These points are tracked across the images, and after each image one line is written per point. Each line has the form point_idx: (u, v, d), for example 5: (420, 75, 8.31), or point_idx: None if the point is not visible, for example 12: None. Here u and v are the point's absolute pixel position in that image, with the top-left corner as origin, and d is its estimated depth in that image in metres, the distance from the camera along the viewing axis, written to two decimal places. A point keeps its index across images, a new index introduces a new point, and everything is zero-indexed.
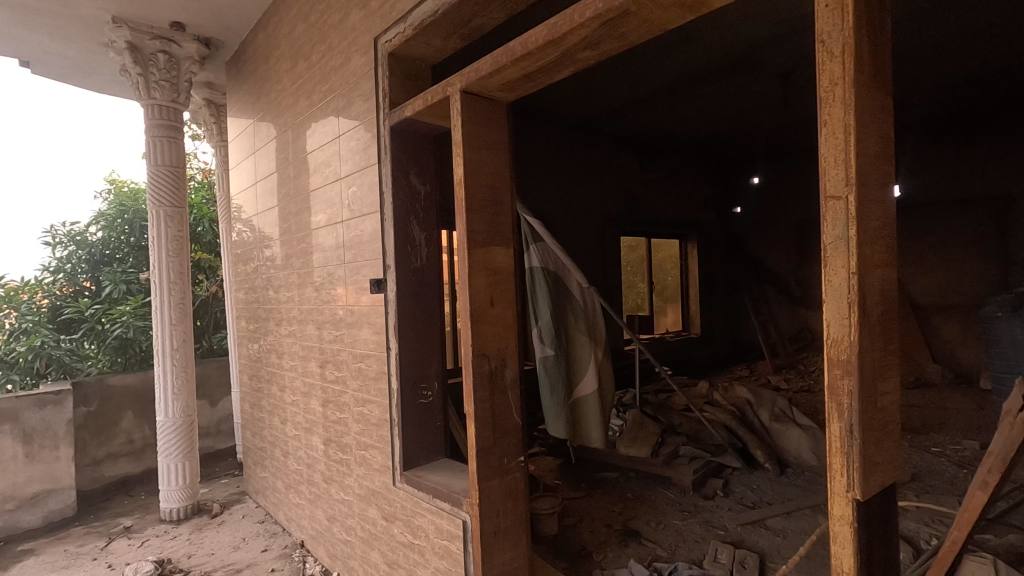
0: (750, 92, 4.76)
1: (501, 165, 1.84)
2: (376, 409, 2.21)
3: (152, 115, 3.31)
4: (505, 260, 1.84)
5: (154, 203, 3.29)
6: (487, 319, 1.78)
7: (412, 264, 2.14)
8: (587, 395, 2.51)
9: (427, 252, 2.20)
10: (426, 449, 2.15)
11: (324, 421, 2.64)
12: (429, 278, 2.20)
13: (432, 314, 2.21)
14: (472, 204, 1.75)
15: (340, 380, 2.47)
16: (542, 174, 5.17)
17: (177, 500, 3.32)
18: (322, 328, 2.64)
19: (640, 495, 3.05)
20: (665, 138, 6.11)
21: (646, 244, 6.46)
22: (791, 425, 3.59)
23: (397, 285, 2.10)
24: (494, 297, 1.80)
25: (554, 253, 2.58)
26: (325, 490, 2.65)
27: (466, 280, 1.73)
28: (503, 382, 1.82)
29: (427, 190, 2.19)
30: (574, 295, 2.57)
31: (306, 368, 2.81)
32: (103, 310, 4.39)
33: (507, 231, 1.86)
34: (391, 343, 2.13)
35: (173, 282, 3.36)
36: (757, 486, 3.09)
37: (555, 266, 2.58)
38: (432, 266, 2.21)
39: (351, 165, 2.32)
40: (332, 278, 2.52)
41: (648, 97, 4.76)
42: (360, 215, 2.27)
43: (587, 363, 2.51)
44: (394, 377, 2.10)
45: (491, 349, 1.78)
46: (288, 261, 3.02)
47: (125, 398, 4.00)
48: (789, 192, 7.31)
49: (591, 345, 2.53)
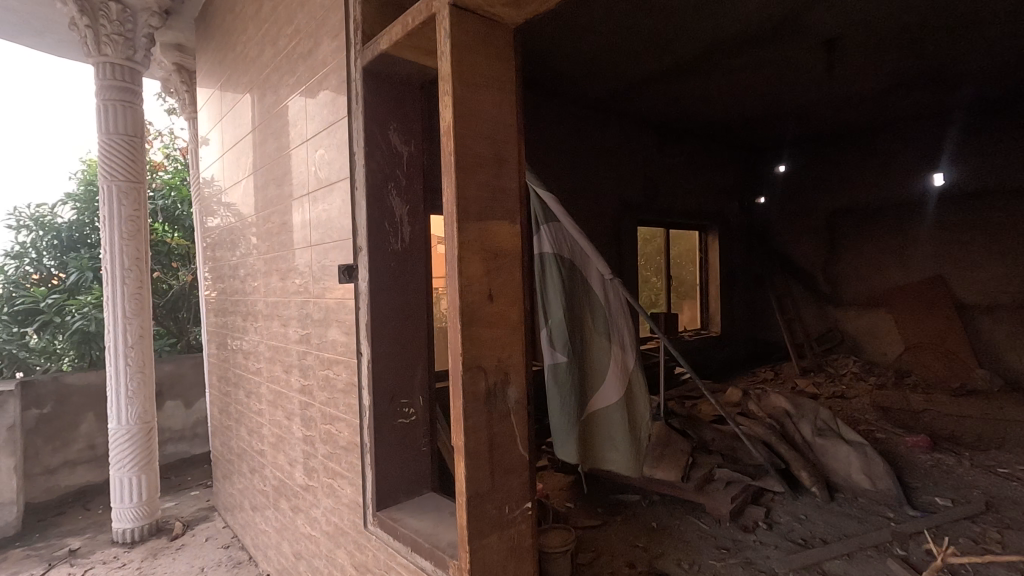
0: (789, 63, 4.25)
1: (507, 111, 1.37)
2: (345, 430, 1.75)
3: (101, 75, 2.85)
4: (509, 239, 1.37)
5: (105, 177, 2.85)
6: (486, 317, 1.31)
7: (390, 246, 1.67)
8: (609, 408, 2.05)
9: (411, 233, 1.73)
10: (405, 481, 1.70)
11: (289, 437, 2.19)
12: (413, 265, 1.74)
13: (417, 311, 1.74)
14: (464, 161, 1.27)
15: (306, 390, 2.01)
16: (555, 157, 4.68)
17: (131, 519, 2.89)
18: (287, 326, 2.18)
19: (666, 526, 2.58)
20: (686, 119, 5.60)
21: (664, 235, 5.98)
22: (838, 441, 3.13)
23: (371, 274, 1.63)
24: (494, 289, 1.33)
25: (569, 234, 2.09)
26: (291, 520, 2.21)
27: (455, 260, 1.26)
28: (504, 405, 1.35)
29: (411, 152, 1.73)
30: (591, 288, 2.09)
31: (271, 373, 2.35)
32: (63, 300, 3.94)
33: (513, 200, 1.38)
34: (361, 347, 1.66)
35: (128, 269, 2.91)
36: (807, 516, 2.62)
37: (571, 250, 2.09)
38: (417, 250, 1.75)
39: (317, 123, 1.86)
40: (299, 265, 2.06)
41: (675, 68, 4.26)
42: (328, 184, 1.81)
43: (606, 369, 2.05)
44: (365, 392, 1.64)
45: (488, 359, 1.31)
46: (256, 245, 2.57)
47: (85, 399, 3.57)
48: (816, 181, 6.80)
49: (612, 349, 2.06)
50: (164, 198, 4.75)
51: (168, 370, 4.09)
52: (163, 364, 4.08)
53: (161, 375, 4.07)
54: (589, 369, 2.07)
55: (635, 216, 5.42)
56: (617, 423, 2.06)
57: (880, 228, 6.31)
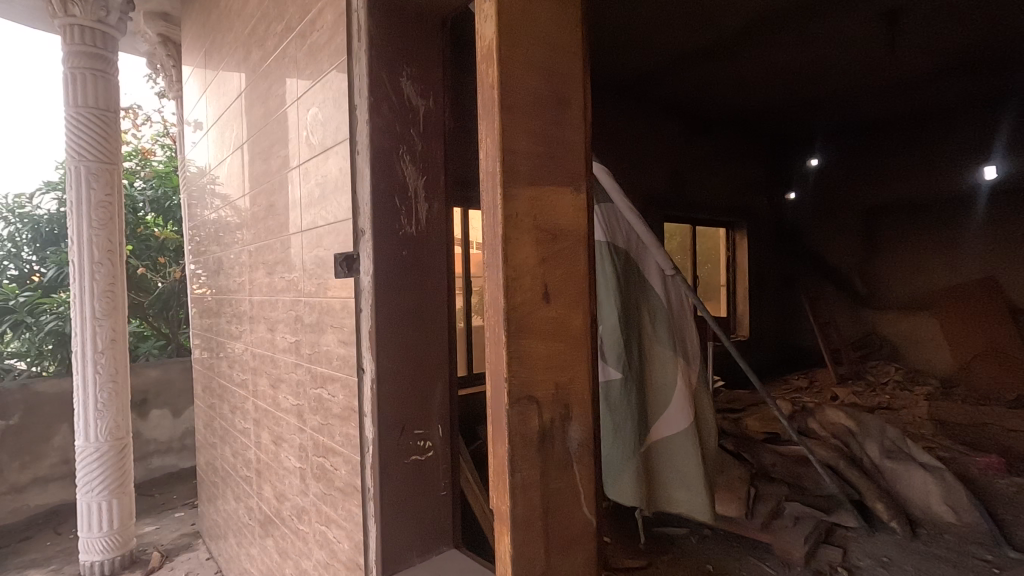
0: (841, 39, 3.80)
1: (571, 30, 0.96)
2: (342, 469, 1.36)
3: (68, 39, 2.47)
4: (574, 217, 0.96)
5: (72, 157, 2.48)
6: (539, 328, 0.91)
7: (403, 230, 1.28)
8: (677, 435, 1.67)
9: (428, 215, 1.33)
10: (417, 536, 1.30)
11: (276, 467, 1.81)
12: (432, 258, 1.34)
13: (437, 317, 1.34)
14: (512, 102, 0.88)
15: (295, 412, 1.62)
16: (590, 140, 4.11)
17: (99, 551, 2.51)
18: (274, 330, 1.78)
19: (726, 569, 2.16)
20: (718, 107, 5.18)
21: (691, 232, 5.56)
22: (911, 463, 2.70)
23: (376, 266, 1.24)
24: (551, 286, 0.93)
25: (624, 221, 1.72)
26: (278, 567, 1.83)
27: (501, 243, 0.87)
28: (564, 451, 0.94)
29: (430, 108, 1.33)
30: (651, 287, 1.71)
31: (257, 387, 1.96)
32: (35, 300, 3.59)
33: (577, 162, 0.97)
34: (363, 362, 1.27)
35: (98, 262, 2.53)
36: (891, 559, 2.18)
37: (626, 240, 1.71)
38: (436, 236, 1.34)
39: (310, 74, 1.47)
40: (289, 254, 1.66)
41: (715, 45, 3.84)
42: (322, 150, 1.41)
43: (672, 388, 1.68)
44: (369, 420, 1.25)
45: (543, 387, 0.91)
46: (242, 234, 2.18)
47: (58, 409, 3.20)
48: (851, 175, 6.36)
49: (678, 362, 1.68)
50: (154, 188, 4.42)
51: (153, 376, 3.72)
52: (148, 369, 3.70)
53: (147, 381, 3.70)
54: (651, 385, 1.70)
55: (660, 209, 5.00)
56: (686, 455, 1.67)
57: (924, 226, 5.85)
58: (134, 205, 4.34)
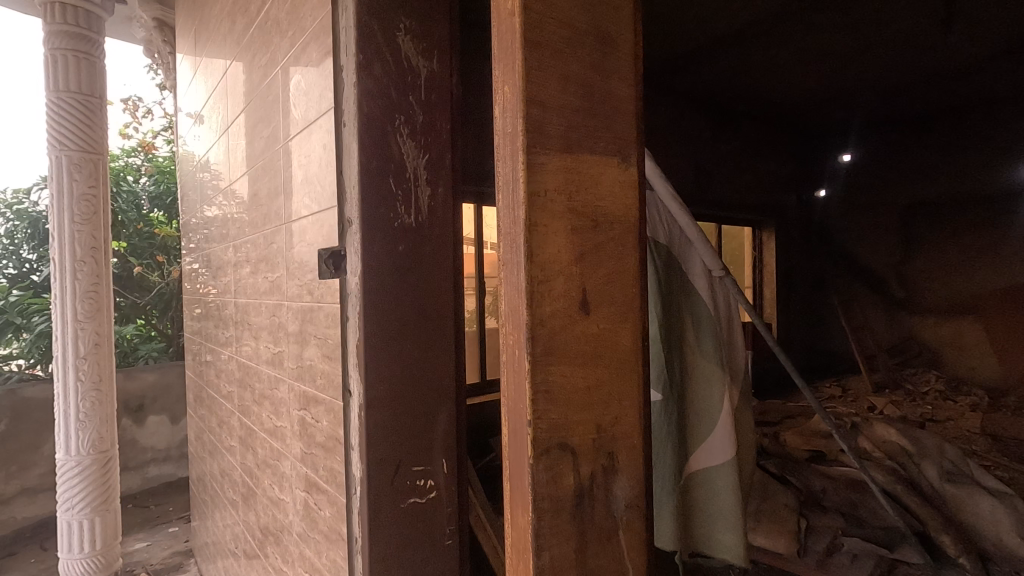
0: (889, 21, 3.48)
1: None
2: (327, 510, 1.12)
3: (50, 17, 2.28)
4: (622, 197, 0.71)
5: (53, 146, 2.28)
6: (575, 350, 0.66)
7: (398, 219, 1.04)
8: (719, 467, 1.39)
9: (431, 202, 1.09)
10: None
11: (260, 494, 1.58)
12: (436, 255, 1.09)
13: (442, 328, 1.10)
14: (538, 37, 0.64)
15: (279, 435, 1.39)
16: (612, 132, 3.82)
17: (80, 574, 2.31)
18: (258, 338, 1.55)
19: None
20: (747, 98, 4.87)
21: (717, 230, 5.27)
22: (975, 488, 2.41)
23: (364, 266, 1.00)
24: (591, 292, 0.67)
25: (665, 212, 1.46)
26: None
27: (523, 232, 0.62)
28: (606, 515, 0.69)
29: (433, 71, 1.09)
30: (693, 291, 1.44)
31: (242, 401, 1.74)
32: (26, 300, 3.42)
33: (627, 121, 0.71)
34: (349, 384, 1.03)
35: (81, 260, 2.32)
36: None
37: (667, 236, 1.45)
38: (441, 228, 1.10)
39: (293, 36, 1.24)
40: (272, 251, 1.43)
41: (748, 27, 3.54)
42: (306, 125, 1.18)
43: (717, 410, 1.40)
44: (355, 453, 1.01)
45: (578, 429, 0.66)
46: (229, 229, 1.95)
47: (47, 415, 3.03)
48: (886, 171, 6.00)
49: (724, 381, 1.40)
50: (157, 185, 4.27)
51: (150, 380, 3.54)
52: (145, 373, 3.52)
53: (143, 386, 3.52)
54: (691, 408, 1.43)
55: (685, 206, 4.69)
56: (727, 491, 1.40)
57: (966, 224, 5.45)
58: (135, 202, 4.17)
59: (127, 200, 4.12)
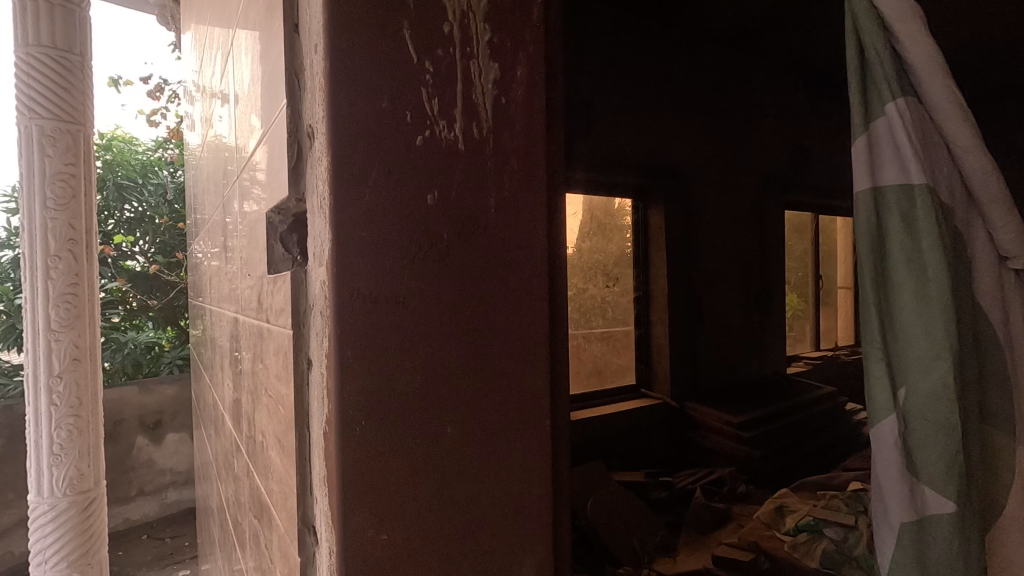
0: None
1: None
2: None
3: None
4: None
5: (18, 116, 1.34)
6: None
7: (422, 126, 0.44)
8: (932, 520, 0.78)
9: (498, 94, 0.49)
10: None
11: None
12: (511, 214, 0.49)
13: (530, 380, 0.50)
14: None
15: (243, 534, 0.83)
16: (705, 106, 3.12)
17: None
18: (225, 368, 1.00)
19: None
20: None
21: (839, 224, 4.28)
22: None
23: (338, 234, 0.41)
24: None
25: (880, 56, 0.83)
26: None
27: None
28: None
29: None
30: (886, 183, 0.82)
31: (218, 453, 1.20)
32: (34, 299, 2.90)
33: None
34: (316, 516, 0.44)
35: (56, 254, 1.38)
36: None
37: (860, 84, 0.84)
38: (524, 158, 0.50)
39: None
40: (236, 227, 0.87)
41: None
42: None
43: (951, 426, 0.76)
44: None
45: None
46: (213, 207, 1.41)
47: None
48: None
49: (954, 360, 0.76)
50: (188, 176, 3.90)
51: (170, 395, 3.12)
52: (163, 386, 3.10)
53: (162, 401, 3.10)
54: (877, 419, 0.81)
55: (792, 204, 3.68)
56: (943, 568, 0.78)
57: None
58: (163, 195, 3.77)
59: (154, 193, 3.74)
